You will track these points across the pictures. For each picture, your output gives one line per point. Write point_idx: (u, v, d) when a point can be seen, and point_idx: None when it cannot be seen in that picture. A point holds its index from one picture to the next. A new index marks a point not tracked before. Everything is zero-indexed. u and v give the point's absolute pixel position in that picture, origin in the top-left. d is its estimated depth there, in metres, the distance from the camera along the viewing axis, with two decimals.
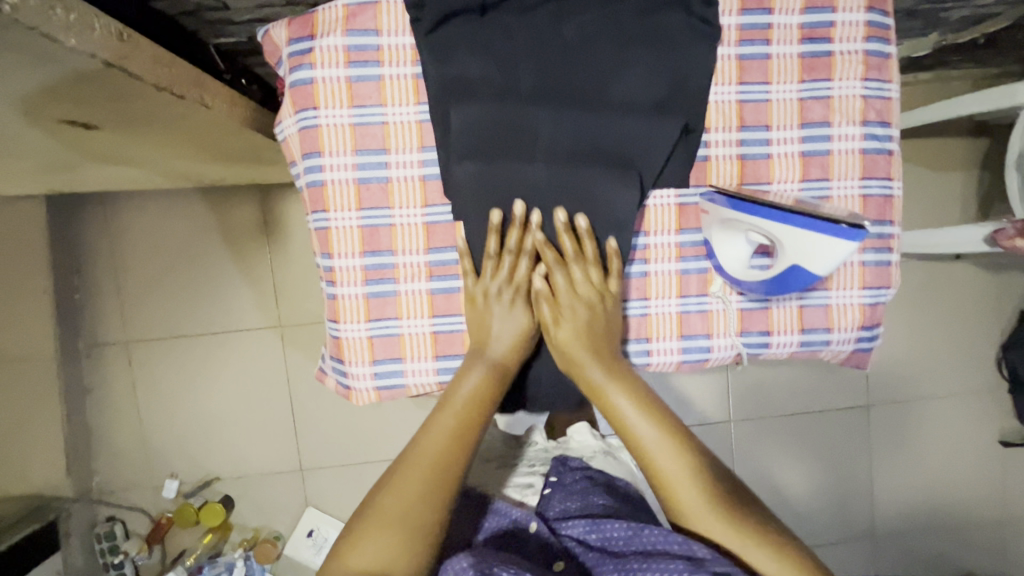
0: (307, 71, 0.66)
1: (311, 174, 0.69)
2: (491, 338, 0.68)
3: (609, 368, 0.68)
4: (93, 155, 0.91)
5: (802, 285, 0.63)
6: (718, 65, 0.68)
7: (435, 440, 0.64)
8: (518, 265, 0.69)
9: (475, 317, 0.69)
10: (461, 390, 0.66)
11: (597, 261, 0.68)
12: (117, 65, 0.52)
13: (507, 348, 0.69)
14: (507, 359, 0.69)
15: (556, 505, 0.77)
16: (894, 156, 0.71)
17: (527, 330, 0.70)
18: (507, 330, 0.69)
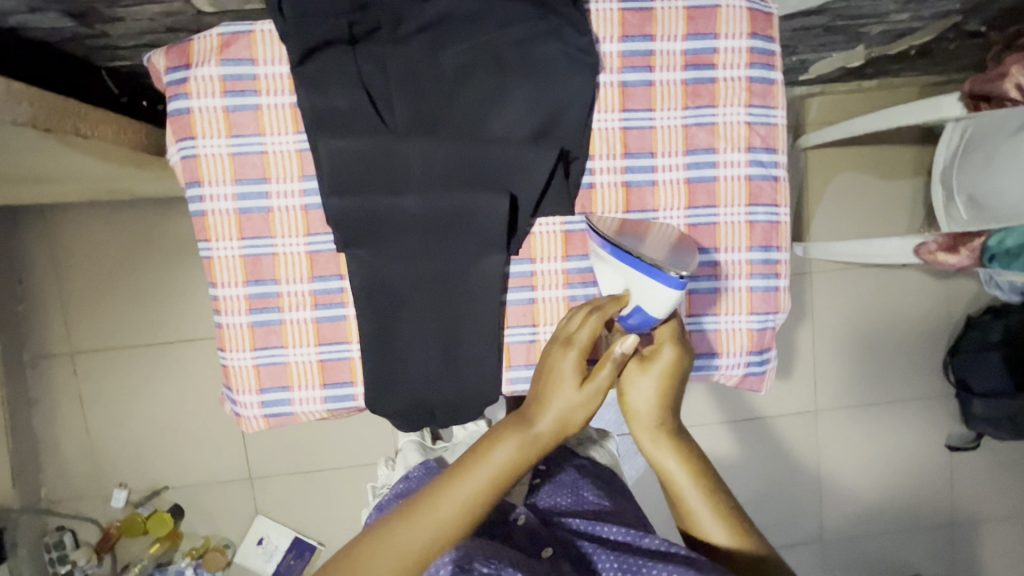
0: (184, 101, 0.66)
1: (193, 204, 0.68)
2: (551, 403, 0.60)
3: (667, 429, 0.66)
4: (4, 177, 0.91)
5: (641, 330, 0.64)
6: (600, 92, 0.68)
7: (479, 487, 0.57)
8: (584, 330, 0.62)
9: (548, 376, 0.62)
10: (493, 456, 0.58)
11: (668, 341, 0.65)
12: None
13: (552, 429, 0.60)
14: (548, 438, 0.60)
15: (546, 499, 0.79)
16: (781, 182, 0.71)
17: (581, 405, 0.60)
18: (559, 405, 0.60)
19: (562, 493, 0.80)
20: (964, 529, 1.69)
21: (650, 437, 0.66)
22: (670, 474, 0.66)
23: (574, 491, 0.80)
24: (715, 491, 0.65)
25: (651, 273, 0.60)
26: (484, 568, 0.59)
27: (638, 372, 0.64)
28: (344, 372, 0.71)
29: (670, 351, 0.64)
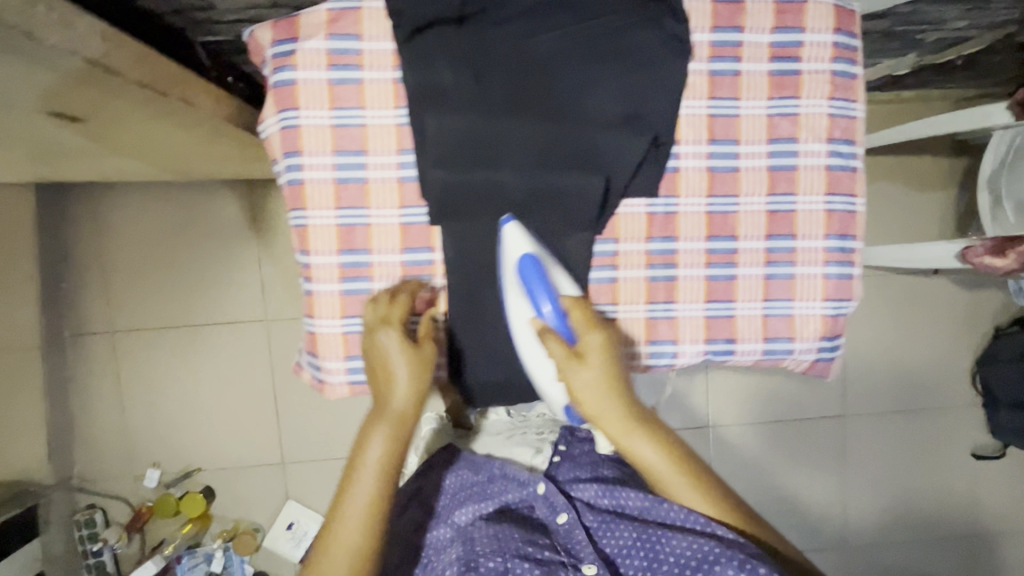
0: (288, 73, 0.68)
1: (291, 173, 0.70)
2: (388, 388, 0.68)
3: (631, 421, 0.70)
4: (82, 146, 0.92)
5: (534, 266, 0.66)
6: (689, 80, 0.70)
7: (376, 478, 0.68)
8: (392, 308, 0.68)
9: (373, 365, 0.69)
10: (370, 456, 0.68)
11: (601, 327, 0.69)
12: (99, 64, 0.54)
13: (408, 399, 0.69)
14: (407, 408, 0.69)
15: (565, 471, 0.85)
16: (858, 173, 0.73)
17: (421, 374, 0.69)
18: (402, 386, 0.68)
19: (583, 469, 0.85)
20: (986, 538, 1.70)
21: (618, 432, 0.70)
22: (643, 462, 0.72)
23: (588, 464, 0.85)
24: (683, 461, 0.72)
25: (546, 297, 0.67)
26: (490, 561, 0.71)
27: (580, 368, 0.68)
28: (428, 343, 0.73)
29: (598, 337, 0.68)
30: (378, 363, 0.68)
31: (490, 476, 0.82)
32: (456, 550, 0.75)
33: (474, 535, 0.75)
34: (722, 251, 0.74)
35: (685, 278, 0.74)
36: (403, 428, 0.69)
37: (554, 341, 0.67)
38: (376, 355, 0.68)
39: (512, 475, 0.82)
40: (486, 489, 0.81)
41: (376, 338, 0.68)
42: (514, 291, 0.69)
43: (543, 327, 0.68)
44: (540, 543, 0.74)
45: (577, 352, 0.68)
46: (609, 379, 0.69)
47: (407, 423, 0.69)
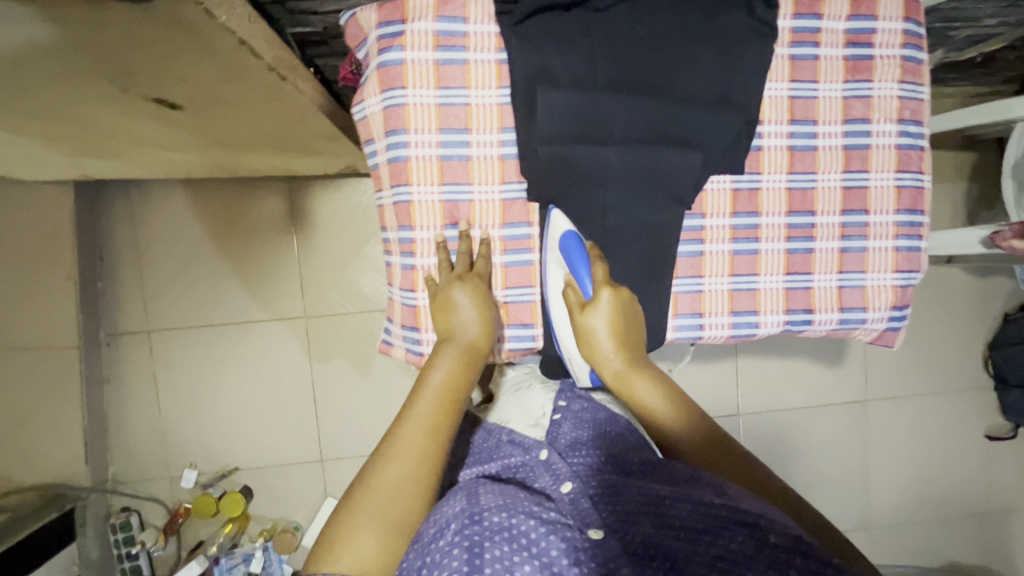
0: (397, 53, 0.70)
1: (395, 150, 0.73)
2: (461, 324, 0.70)
3: (627, 362, 0.71)
4: (157, 136, 0.93)
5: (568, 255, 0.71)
6: (773, 63, 0.74)
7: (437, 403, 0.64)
8: (479, 260, 0.73)
9: (441, 306, 0.71)
10: (432, 378, 0.66)
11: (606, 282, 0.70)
12: (248, 43, 0.57)
13: (480, 331, 0.71)
14: (479, 341, 0.70)
15: (566, 432, 0.80)
16: (925, 152, 0.79)
17: (488, 313, 0.72)
18: (471, 315, 0.70)
19: (583, 427, 0.80)
20: (1001, 516, 1.77)
21: (614, 374, 0.72)
22: (637, 399, 0.71)
23: (598, 426, 0.81)
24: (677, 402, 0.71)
25: (585, 271, 0.70)
26: (494, 516, 0.58)
27: (584, 316, 0.70)
28: (524, 314, 0.77)
29: (607, 293, 0.69)
30: (450, 303, 0.71)
31: (498, 443, 0.81)
32: (458, 504, 0.62)
33: (478, 493, 0.64)
34: (801, 226, 0.78)
35: (767, 252, 0.78)
36: (475, 353, 0.70)
37: (571, 292, 0.71)
38: (451, 296, 0.71)
39: (519, 441, 0.80)
40: (493, 454, 0.79)
41: (453, 286, 0.71)
42: (556, 263, 0.73)
43: (566, 284, 0.72)
44: (545, 505, 0.63)
45: (585, 304, 0.70)
46: (613, 328, 0.70)
47: (479, 350, 0.70)
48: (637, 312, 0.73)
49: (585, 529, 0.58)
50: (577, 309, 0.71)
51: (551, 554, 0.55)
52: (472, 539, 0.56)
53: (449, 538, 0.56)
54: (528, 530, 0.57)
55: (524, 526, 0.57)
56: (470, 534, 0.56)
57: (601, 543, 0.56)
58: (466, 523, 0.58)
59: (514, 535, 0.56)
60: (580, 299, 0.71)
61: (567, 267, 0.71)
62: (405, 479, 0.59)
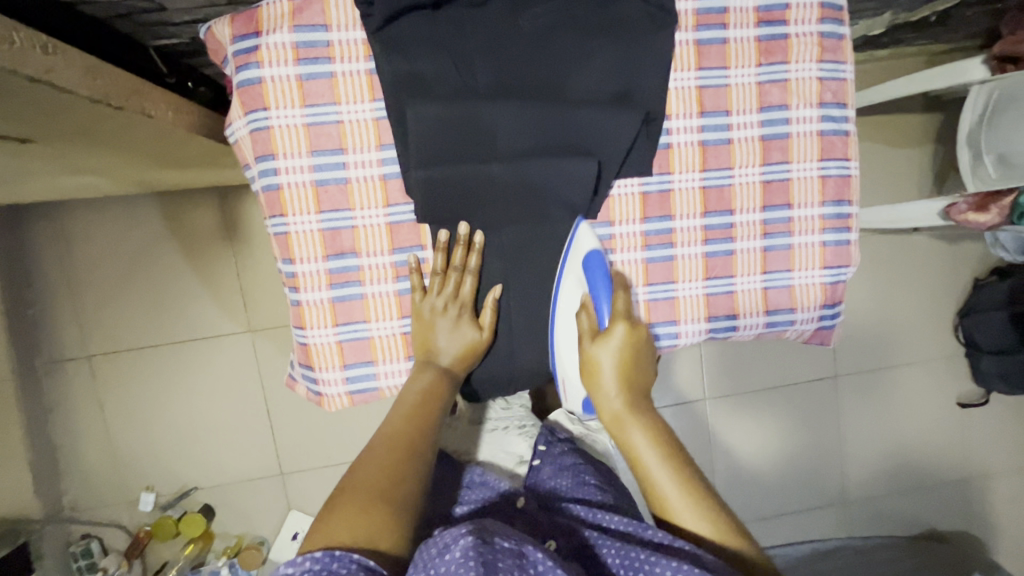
0: (254, 71, 0.63)
1: (266, 178, 0.66)
2: (441, 346, 0.68)
3: (629, 404, 0.66)
4: (34, 164, 0.86)
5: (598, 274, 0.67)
6: (676, 51, 0.68)
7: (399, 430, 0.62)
8: (464, 282, 0.68)
9: (418, 328, 0.69)
10: (411, 387, 0.67)
11: (625, 316, 0.67)
12: (44, 80, 0.49)
13: (457, 359, 0.69)
14: (455, 368, 0.69)
15: (546, 478, 0.80)
16: (850, 137, 0.73)
17: (473, 346, 0.70)
18: (453, 344, 0.69)
19: (564, 474, 0.80)
20: (975, 482, 1.76)
21: (612, 417, 0.66)
22: (633, 451, 0.64)
23: (576, 472, 0.81)
24: (683, 468, 0.62)
25: (605, 297, 0.67)
26: (506, 541, 0.51)
27: (593, 346, 0.66)
28: None
29: (621, 327, 0.66)
30: (429, 329, 0.68)
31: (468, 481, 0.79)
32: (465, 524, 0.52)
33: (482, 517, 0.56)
34: (719, 227, 0.72)
35: (684, 257, 0.72)
36: (451, 380, 0.69)
37: (585, 316, 0.67)
38: (430, 321, 0.68)
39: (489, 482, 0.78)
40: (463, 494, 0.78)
41: (436, 314, 0.68)
42: (574, 279, 0.68)
43: (581, 306, 0.68)
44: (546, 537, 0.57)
45: (597, 333, 0.67)
46: (619, 370, 0.66)
47: (455, 377, 0.69)
48: (647, 371, 0.69)
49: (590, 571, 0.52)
50: (587, 337, 0.67)
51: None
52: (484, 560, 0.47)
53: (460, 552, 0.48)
54: (537, 562, 0.50)
55: (535, 557, 0.50)
56: (484, 550, 0.48)
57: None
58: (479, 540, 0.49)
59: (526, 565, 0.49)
60: (593, 326, 0.67)
61: (587, 289, 0.68)
62: (365, 508, 0.53)
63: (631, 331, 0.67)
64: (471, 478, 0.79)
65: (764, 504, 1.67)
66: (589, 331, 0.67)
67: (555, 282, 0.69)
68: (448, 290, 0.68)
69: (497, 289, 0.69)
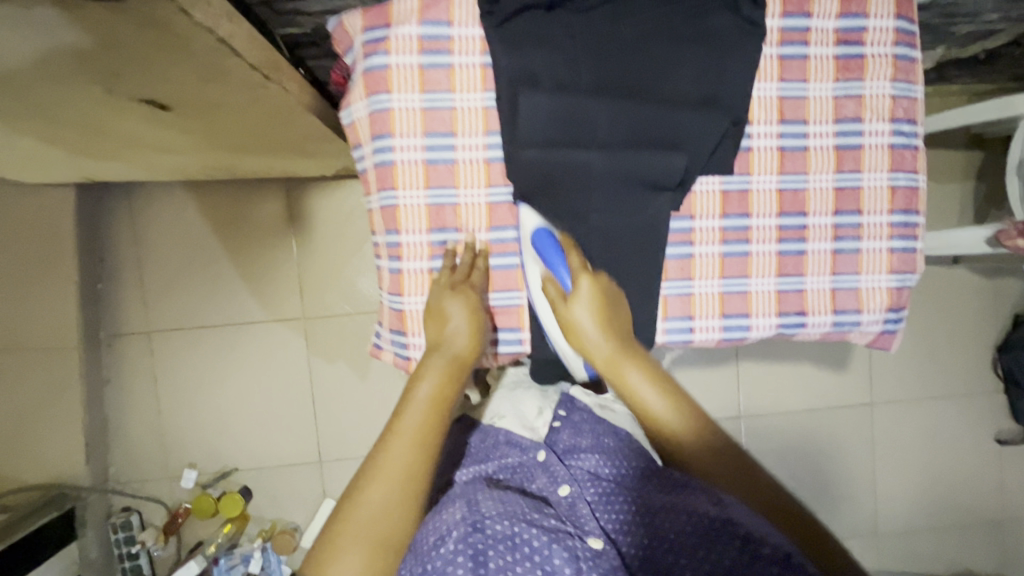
0: (381, 58, 0.70)
1: (381, 155, 0.72)
2: (452, 334, 0.69)
3: (620, 347, 0.67)
4: (149, 137, 0.94)
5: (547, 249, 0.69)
6: (762, 63, 0.74)
7: (405, 460, 0.59)
8: (474, 272, 0.73)
9: (434, 317, 0.70)
10: (419, 391, 0.64)
11: (584, 270, 0.69)
12: (227, 43, 0.57)
13: (468, 342, 0.69)
14: (467, 353, 0.69)
15: (565, 437, 0.82)
16: (919, 152, 0.78)
17: (480, 327, 0.71)
18: (463, 326, 0.70)
19: (583, 434, 0.82)
20: (1011, 522, 1.73)
21: (605, 361, 0.67)
22: (631, 389, 0.65)
23: (596, 433, 0.82)
24: (674, 391, 0.65)
25: (561, 264, 0.69)
26: (496, 525, 0.59)
27: (567, 306, 0.68)
28: (513, 319, 0.77)
29: (586, 280, 0.67)
30: (441, 314, 0.70)
31: (495, 444, 0.82)
32: (459, 510, 0.62)
33: (478, 497, 0.64)
34: (794, 227, 0.77)
35: (758, 253, 0.77)
36: (463, 364, 0.68)
37: (551, 286, 0.69)
38: (443, 305, 0.70)
39: (516, 443, 0.81)
40: (489, 454, 0.80)
41: (446, 295, 0.70)
42: (533, 261, 0.73)
43: (546, 278, 0.70)
44: (546, 511, 0.65)
45: (567, 295, 0.68)
46: (599, 319, 0.67)
47: (467, 364, 0.69)
48: (626, 314, 0.70)
49: (586, 538, 0.62)
50: (560, 302, 0.69)
51: (553, 561, 0.57)
52: (476, 547, 0.57)
53: (451, 546, 0.57)
54: (531, 539, 0.58)
55: (528, 534, 0.59)
56: (474, 541, 0.57)
57: (601, 560, 0.59)
58: (469, 530, 0.58)
59: (516, 544, 0.58)
60: (561, 292, 0.69)
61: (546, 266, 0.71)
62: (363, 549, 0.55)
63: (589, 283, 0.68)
64: (497, 438, 0.83)
65: None
66: (557, 295, 0.69)
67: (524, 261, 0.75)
68: (451, 278, 0.72)
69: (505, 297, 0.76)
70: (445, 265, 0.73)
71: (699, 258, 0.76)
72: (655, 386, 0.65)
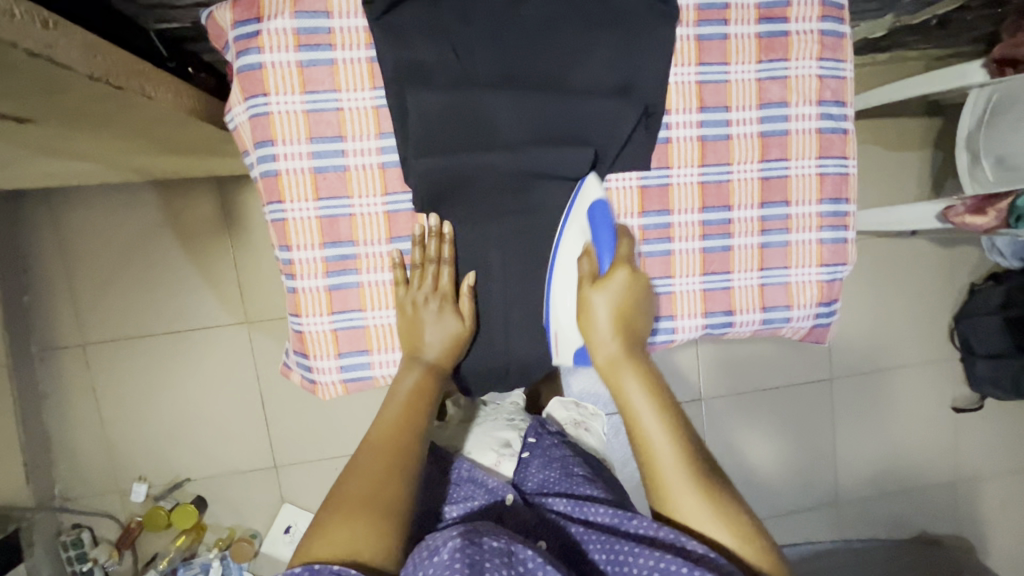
0: (254, 56, 0.63)
1: (264, 164, 0.66)
2: (424, 342, 0.67)
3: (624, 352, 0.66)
4: (32, 146, 0.86)
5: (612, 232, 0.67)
6: (677, 46, 0.68)
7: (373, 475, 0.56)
8: (443, 273, 0.68)
9: (406, 323, 0.68)
10: (399, 386, 0.65)
11: (625, 261, 0.67)
12: (43, 54, 0.49)
13: (443, 351, 0.68)
14: (444, 361, 0.68)
15: (534, 474, 0.79)
16: (849, 135, 0.73)
17: (459, 337, 0.68)
18: (439, 336, 0.67)
19: (550, 467, 0.79)
20: (967, 486, 1.76)
21: (606, 361, 0.66)
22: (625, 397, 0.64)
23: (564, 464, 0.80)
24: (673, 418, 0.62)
25: (608, 242, 0.67)
26: (494, 540, 0.52)
27: (592, 289, 0.66)
28: None
29: (622, 273, 0.66)
30: (416, 328, 0.68)
31: (457, 479, 0.77)
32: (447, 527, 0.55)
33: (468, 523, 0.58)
34: (717, 222, 0.72)
35: (682, 252, 0.73)
36: (439, 373, 0.67)
37: (587, 261, 0.67)
38: (417, 318, 0.68)
39: (480, 480, 0.76)
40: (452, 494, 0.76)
41: (420, 306, 0.67)
42: (578, 230, 0.67)
43: (583, 252, 0.67)
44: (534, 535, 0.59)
45: (597, 278, 0.67)
46: (615, 315, 0.66)
47: (443, 370, 0.68)
48: (646, 326, 0.69)
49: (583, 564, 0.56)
50: (587, 281, 0.67)
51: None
52: (473, 557, 0.49)
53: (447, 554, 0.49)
54: (527, 559, 0.51)
55: (524, 554, 0.52)
56: (471, 552, 0.50)
57: None
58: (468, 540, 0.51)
59: (514, 562, 0.51)
60: (592, 272, 0.67)
61: (591, 238, 0.68)
62: (351, 522, 0.52)
63: (624, 274, 0.67)
64: (459, 474, 0.78)
65: (756, 505, 1.68)
66: (589, 277, 0.67)
67: (555, 240, 0.68)
68: (432, 280, 0.67)
69: (472, 275, 0.68)
70: (400, 276, 0.68)
71: None
72: (652, 401, 0.63)
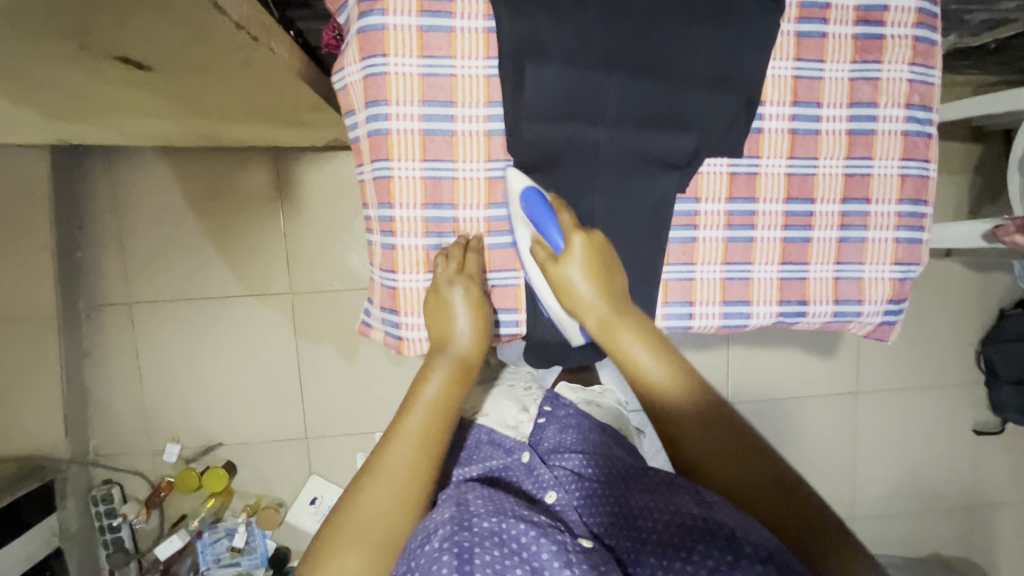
0: (378, 18, 0.65)
1: (375, 123, 0.68)
2: (454, 332, 0.69)
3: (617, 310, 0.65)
4: (128, 99, 0.89)
5: (544, 212, 0.66)
6: (778, 40, 0.71)
7: (393, 492, 0.57)
8: (468, 256, 0.71)
9: (435, 310, 0.69)
10: (425, 391, 0.64)
11: (576, 228, 0.65)
12: None
13: (473, 343, 0.69)
14: (472, 354, 0.69)
15: (549, 436, 0.82)
16: (933, 140, 0.76)
17: (480, 312, 0.70)
18: (466, 323, 0.69)
19: (566, 431, 0.82)
20: (983, 510, 1.78)
21: (600, 323, 0.65)
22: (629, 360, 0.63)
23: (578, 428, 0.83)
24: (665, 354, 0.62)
25: (552, 224, 0.66)
26: (484, 522, 0.54)
27: (557, 267, 0.65)
28: (509, 299, 0.75)
29: (579, 239, 0.64)
30: (440, 312, 0.69)
31: (477, 442, 0.81)
32: (448, 510, 0.58)
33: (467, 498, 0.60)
34: (800, 213, 0.75)
35: (763, 240, 0.75)
36: (469, 365, 0.68)
37: (541, 247, 0.67)
38: (442, 302, 0.69)
39: (499, 442, 0.80)
40: (473, 454, 0.79)
41: (445, 289, 0.69)
42: (522, 223, 0.69)
43: (535, 241, 0.68)
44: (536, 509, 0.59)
45: (557, 256, 0.65)
46: (591, 280, 0.65)
47: (473, 362, 0.68)
48: (618, 263, 0.68)
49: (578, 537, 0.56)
50: (550, 263, 0.66)
51: (542, 558, 0.51)
52: (461, 545, 0.52)
53: (436, 544, 0.52)
54: (519, 535, 0.53)
55: (514, 530, 0.53)
56: (459, 539, 0.52)
57: (595, 552, 0.52)
58: (455, 529, 0.53)
59: (504, 541, 0.53)
60: (551, 253, 0.66)
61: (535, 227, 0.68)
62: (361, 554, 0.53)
63: (574, 244, 0.64)
64: (479, 437, 0.82)
65: None
66: (546, 257, 0.66)
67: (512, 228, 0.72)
68: (450, 269, 0.69)
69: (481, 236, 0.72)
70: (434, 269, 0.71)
71: (706, 244, 0.74)
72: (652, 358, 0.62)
